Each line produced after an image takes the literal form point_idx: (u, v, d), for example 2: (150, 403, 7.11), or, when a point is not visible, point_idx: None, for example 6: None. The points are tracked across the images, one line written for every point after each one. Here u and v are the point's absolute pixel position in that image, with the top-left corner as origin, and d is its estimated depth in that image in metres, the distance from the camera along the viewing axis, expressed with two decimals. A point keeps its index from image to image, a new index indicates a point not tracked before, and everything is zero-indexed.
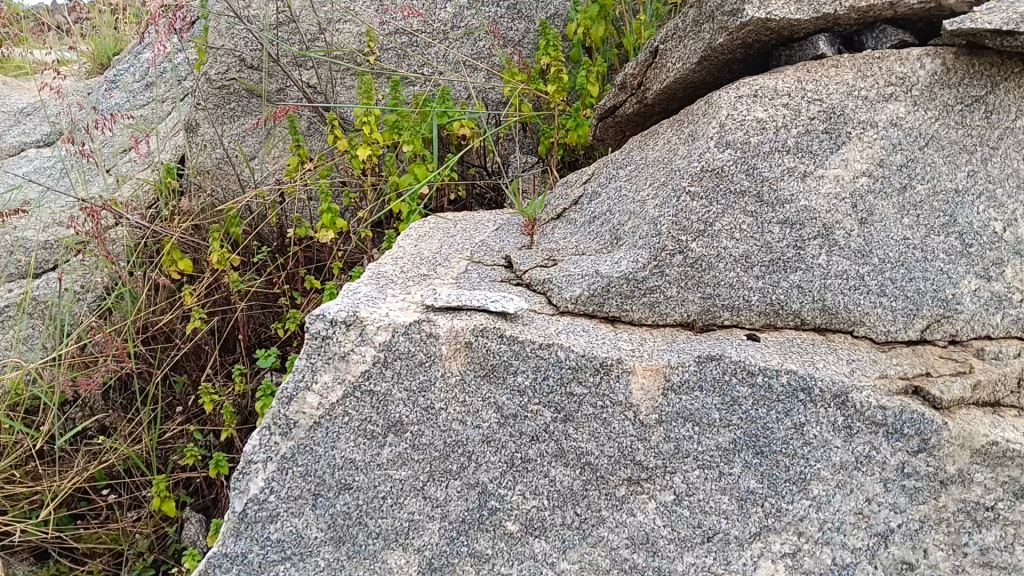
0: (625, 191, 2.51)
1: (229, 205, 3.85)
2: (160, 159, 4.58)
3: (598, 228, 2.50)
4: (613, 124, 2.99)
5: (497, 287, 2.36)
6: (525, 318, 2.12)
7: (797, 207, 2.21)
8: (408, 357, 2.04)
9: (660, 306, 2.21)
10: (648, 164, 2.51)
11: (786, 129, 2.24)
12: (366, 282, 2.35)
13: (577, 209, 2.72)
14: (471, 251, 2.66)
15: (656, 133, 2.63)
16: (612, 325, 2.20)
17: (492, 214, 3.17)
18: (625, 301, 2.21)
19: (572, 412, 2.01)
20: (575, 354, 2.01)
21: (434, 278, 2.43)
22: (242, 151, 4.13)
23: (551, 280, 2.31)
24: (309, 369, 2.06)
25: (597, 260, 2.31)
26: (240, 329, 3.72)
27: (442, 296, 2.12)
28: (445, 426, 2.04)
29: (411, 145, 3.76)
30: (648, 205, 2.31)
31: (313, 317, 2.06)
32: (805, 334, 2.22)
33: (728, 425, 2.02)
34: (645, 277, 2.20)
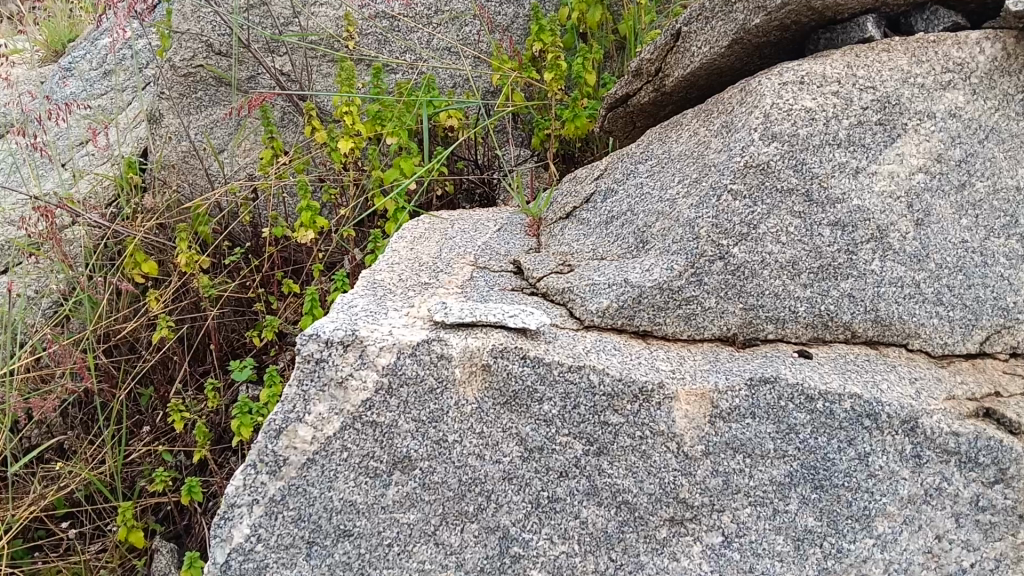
0: (648, 189, 2.26)
1: (197, 203, 3.53)
2: (121, 152, 4.25)
3: (618, 229, 2.25)
4: (623, 115, 2.72)
5: (509, 297, 2.10)
6: (548, 335, 1.86)
7: (849, 207, 1.97)
8: (417, 383, 1.76)
9: (697, 319, 1.96)
10: (673, 159, 2.25)
11: (837, 120, 1.98)
12: (362, 293, 2.08)
13: (590, 209, 2.45)
14: (474, 256, 2.39)
15: (679, 124, 2.38)
16: (644, 341, 1.95)
17: (491, 213, 2.88)
18: (658, 313, 1.96)
19: (607, 444, 1.75)
20: (611, 378, 1.75)
21: (437, 287, 2.16)
22: (210, 143, 3.80)
23: (571, 290, 2.05)
24: (302, 398, 1.78)
25: (623, 267, 2.06)
26: (211, 338, 3.41)
27: (453, 309, 1.84)
28: (460, 462, 1.76)
29: (396, 137, 3.46)
30: (680, 205, 2.06)
31: (304, 338, 1.78)
32: (856, 348, 1.99)
33: (784, 457, 1.77)
34: (681, 287, 1.95)
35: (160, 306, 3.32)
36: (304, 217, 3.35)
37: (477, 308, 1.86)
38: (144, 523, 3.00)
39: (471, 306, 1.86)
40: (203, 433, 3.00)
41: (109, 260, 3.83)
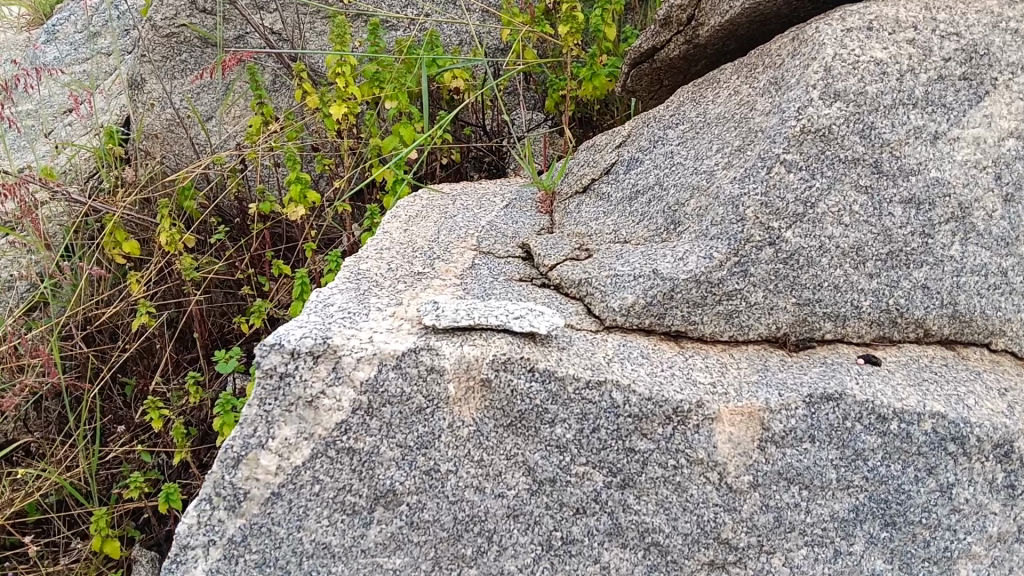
0: (680, 159, 1.91)
1: (180, 175, 3.21)
2: (103, 121, 3.93)
3: (645, 207, 1.92)
4: (649, 72, 2.37)
5: (516, 290, 1.78)
6: (561, 339, 1.54)
7: (926, 180, 1.63)
8: (401, 402, 1.46)
9: (740, 316, 1.63)
10: (710, 123, 1.91)
11: (912, 75, 1.63)
12: (342, 286, 1.77)
13: (610, 182, 2.12)
14: (478, 238, 2.07)
15: (716, 81, 2.03)
16: (676, 344, 1.63)
17: (498, 186, 2.55)
18: (693, 310, 1.62)
19: (633, 476, 1.44)
20: (637, 397, 1.42)
21: (432, 277, 1.85)
22: (194, 109, 3.47)
23: (588, 281, 1.72)
24: (265, 419, 1.48)
25: (651, 253, 1.73)
26: (196, 324, 3.12)
27: (447, 310, 1.52)
28: (454, 497, 1.46)
29: (395, 100, 3.11)
30: (720, 179, 1.71)
31: (263, 348, 1.47)
32: (931, 349, 1.66)
33: (849, 488, 1.46)
34: (722, 279, 1.61)
35: (141, 289, 3.03)
36: (295, 191, 3.03)
37: (475, 308, 1.54)
38: (121, 530, 2.74)
39: (468, 306, 1.54)
40: (182, 434, 2.73)
41: (89, 238, 3.54)
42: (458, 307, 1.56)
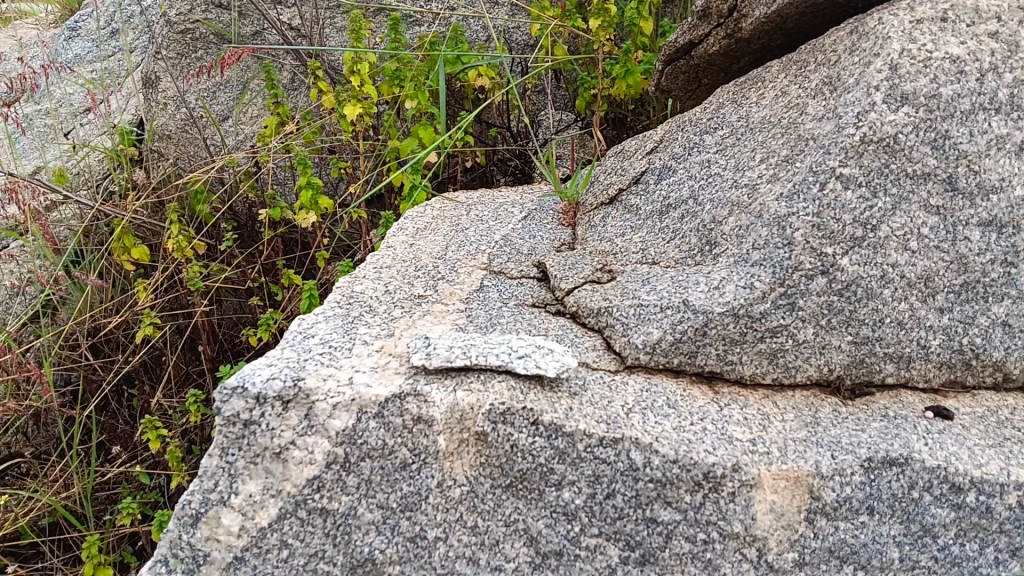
0: (717, 168, 1.66)
1: (189, 178, 3.01)
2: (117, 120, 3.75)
3: (675, 223, 1.68)
4: (686, 69, 2.12)
5: (528, 316, 1.57)
6: (574, 383, 1.31)
7: (1009, 199, 1.38)
8: (383, 456, 1.25)
9: (784, 355, 1.39)
10: (753, 128, 1.67)
11: (996, 74, 1.37)
12: (329, 313, 1.55)
13: (639, 193, 1.89)
14: (489, 255, 1.85)
15: (761, 79, 1.79)
16: (710, 388, 1.39)
17: (519, 194, 2.32)
18: (731, 349, 1.39)
19: (654, 551, 1.21)
20: (661, 458, 1.19)
21: (433, 301, 1.63)
22: (206, 108, 3.27)
23: (608, 311, 1.48)
24: (227, 472, 1.28)
25: (681, 278, 1.49)
26: (203, 336, 2.93)
27: (440, 348, 1.31)
28: (443, 570, 1.24)
29: (415, 99, 2.87)
30: (763, 194, 1.47)
31: (223, 392, 1.27)
32: (1012, 398, 1.43)
33: (914, 569, 1.25)
34: (766, 312, 1.37)
35: (145, 300, 2.84)
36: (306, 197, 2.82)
37: (473, 345, 1.33)
38: (116, 556, 2.58)
39: (465, 343, 1.33)
40: (177, 457, 2.54)
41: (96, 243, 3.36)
42: (453, 343, 1.34)
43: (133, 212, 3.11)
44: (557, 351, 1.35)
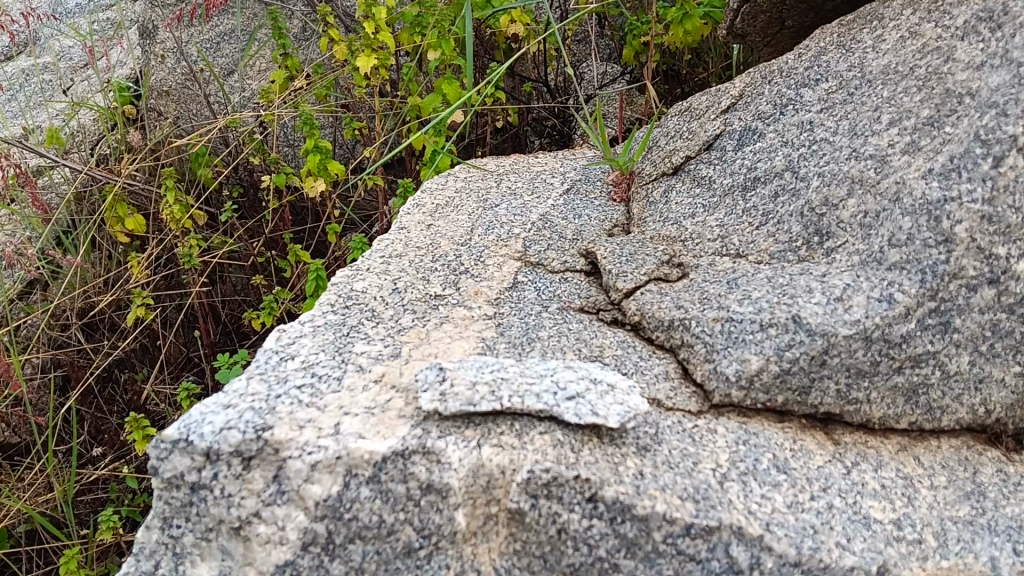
0: (823, 133, 1.27)
1: (187, 138, 2.57)
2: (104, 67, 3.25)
3: (765, 202, 1.29)
4: (768, 7, 1.70)
5: (576, 326, 1.20)
6: (644, 433, 0.96)
7: None
8: (380, 538, 0.90)
9: (927, 392, 1.03)
10: (872, 80, 1.27)
11: None
12: (319, 324, 1.19)
13: (713, 162, 1.49)
14: (525, 242, 1.47)
15: (874, 17, 1.39)
16: (829, 435, 1.03)
17: (562, 162, 1.93)
18: (855, 383, 1.02)
19: None
20: (775, 559, 0.84)
21: (455, 304, 1.27)
22: (206, 60, 2.76)
23: (684, 326, 1.11)
24: (171, 550, 0.94)
25: (784, 282, 1.11)
26: (201, 321, 2.53)
27: (457, 385, 0.95)
28: None
29: (439, 49, 2.40)
30: (899, 169, 1.09)
31: (160, 447, 0.92)
32: None
33: None
34: (907, 336, 1.00)
35: (136, 277, 2.39)
36: (311, 162, 2.39)
37: (506, 379, 0.97)
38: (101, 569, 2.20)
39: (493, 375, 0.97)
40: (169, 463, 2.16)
41: None
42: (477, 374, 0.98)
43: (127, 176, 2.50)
44: (620, 386, 0.99)
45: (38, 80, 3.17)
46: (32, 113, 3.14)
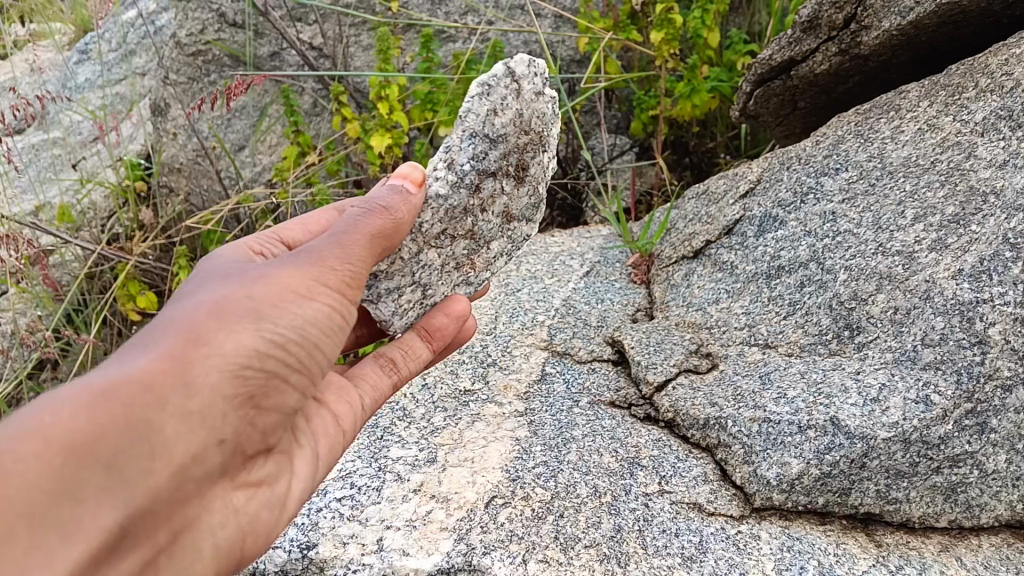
0: (847, 224, 1.28)
1: (202, 216, 2.53)
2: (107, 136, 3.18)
3: (795, 294, 1.29)
4: (781, 90, 1.67)
5: (610, 425, 1.18)
6: (688, 545, 0.97)
7: None
8: None
9: (966, 490, 1.02)
10: (893, 172, 1.29)
11: None
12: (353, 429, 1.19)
13: (733, 247, 1.47)
14: (550, 328, 1.46)
15: (893, 107, 1.39)
16: (869, 536, 1.03)
17: (580, 238, 1.92)
18: (895, 484, 1.02)
19: None
20: None
21: (485, 401, 1.27)
22: (217, 138, 2.64)
23: (721, 425, 1.10)
24: None
25: (821, 382, 1.10)
26: None
27: (413, 293, 1.07)
28: None
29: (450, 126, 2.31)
30: (927, 267, 1.11)
31: None
32: None
33: None
34: (947, 438, 1.00)
35: None
36: None
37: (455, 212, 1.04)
38: None
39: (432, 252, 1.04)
40: None
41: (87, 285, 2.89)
42: (495, 508, 1.02)
43: (139, 255, 2.47)
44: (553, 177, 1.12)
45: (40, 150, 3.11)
46: (32, 182, 3.06)
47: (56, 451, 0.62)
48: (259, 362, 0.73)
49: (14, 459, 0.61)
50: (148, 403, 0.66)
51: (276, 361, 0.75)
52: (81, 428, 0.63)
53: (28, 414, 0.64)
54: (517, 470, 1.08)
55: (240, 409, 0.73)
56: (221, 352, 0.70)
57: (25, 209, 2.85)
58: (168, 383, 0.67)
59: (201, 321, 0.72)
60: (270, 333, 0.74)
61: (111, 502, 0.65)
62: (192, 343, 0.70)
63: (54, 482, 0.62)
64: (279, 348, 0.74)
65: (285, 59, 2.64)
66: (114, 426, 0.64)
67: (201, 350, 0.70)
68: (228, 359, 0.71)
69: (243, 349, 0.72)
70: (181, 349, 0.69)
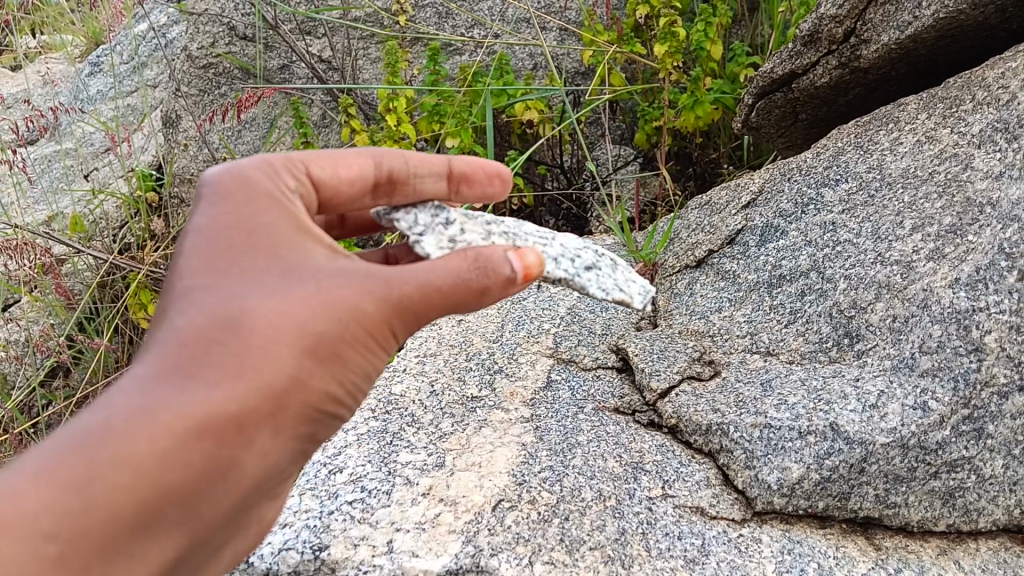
0: (847, 234, 1.31)
1: None
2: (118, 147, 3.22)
3: (795, 303, 1.31)
4: (783, 103, 1.70)
5: (614, 431, 1.20)
6: (690, 548, 0.99)
7: None
8: None
9: (963, 495, 1.04)
10: (891, 183, 1.31)
11: None
12: (363, 434, 1.22)
13: (735, 256, 1.50)
14: (556, 336, 1.48)
15: (892, 120, 1.42)
16: (868, 540, 1.05)
17: None
18: (893, 489, 1.04)
19: None
20: None
21: (492, 407, 1.29)
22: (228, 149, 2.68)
23: (722, 431, 1.13)
24: None
25: (820, 389, 1.12)
26: None
27: None
28: None
29: (457, 137, 2.34)
30: (924, 276, 1.14)
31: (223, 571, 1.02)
32: None
33: None
34: (944, 443, 1.02)
35: None
36: None
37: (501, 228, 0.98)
38: None
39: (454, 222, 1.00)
40: None
41: None
42: (502, 511, 1.04)
43: (150, 264, 2.50)
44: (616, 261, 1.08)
45: (52, 161, 3.15)
46: (44, 193, 3.10)
47: (143, 491, 0.65)
48: (322, 411, 0.76)
49: (104, 494, 0.64)
50: (228, 451, 0.70)
51: (334, 404, 0.78)
52: (169, 477, 0.66)
53: (115, 438, 0.65)
54: (523, 475, 1.10)
55: (295, 445, 0.77)
56: (296, 407, 0.74)
57: (37, 220, 2.89)
58: (248, 434, 0.71)
59: (288, 370, 0.72)
60: (337, 384, 0.77)
61: (176, 532, 0.70)
62: (276, 399, 0.72)
63: (136, 519, 0.66)
64: (339, 398, 0.78)
65: (294, 71, 2.67)
66: (198, 477, 0.68)
67: (282, 405, 0.72)
68: (300, 410, 0.74)
69: (312, 400, 0.75)
70: (264, 402, 0.71)
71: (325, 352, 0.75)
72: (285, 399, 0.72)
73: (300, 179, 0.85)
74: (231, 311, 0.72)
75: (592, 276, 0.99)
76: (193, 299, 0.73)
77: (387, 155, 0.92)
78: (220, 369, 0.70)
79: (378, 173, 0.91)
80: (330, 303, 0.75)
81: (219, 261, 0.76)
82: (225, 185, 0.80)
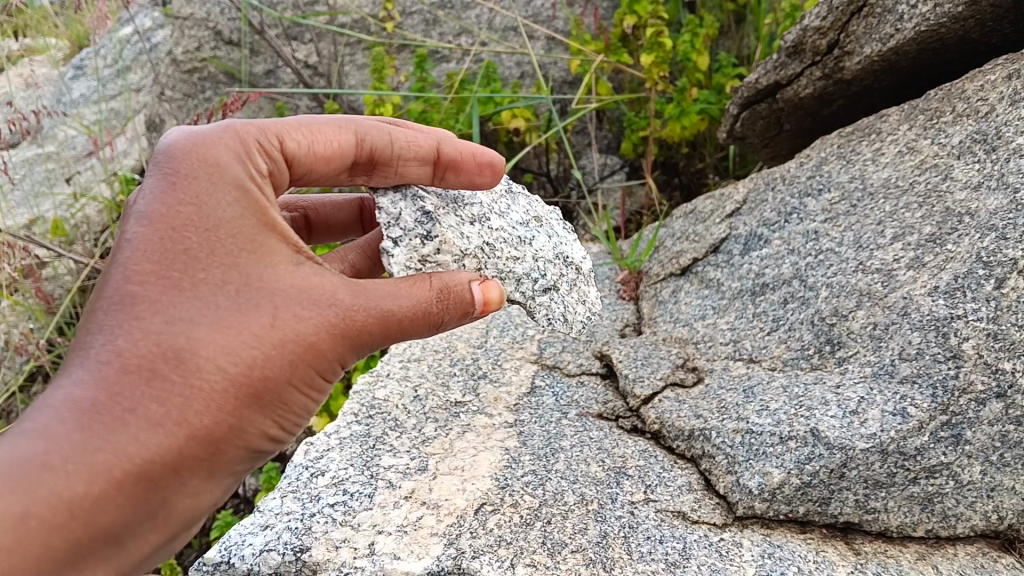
0: (829, 243, 1.32)
1: None
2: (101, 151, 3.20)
3: (779, 311, 1.32)
4: (767, 113, 1.72)
5: (597, 436, 1.21)
6: (671, 551, 1.00)
7: None
8: None
9: (942, 501, 1.05)
10: (873, 193, 1.33)
11: None
12: (346, 438, 1.22)
13: (719, 264, 1.51)
14: (540, 342, 1.49)
15: (873, 131, 1.43)
16: (848, 545, 1.06)
17: None
18: (873, 494, 1.05)
19: None
20: None
21: (475, 412, 1.29)
22: None
23: (705, 436, 1.13)
24: None
25: (802, 396, 1.13)
26: None
27: None
28: None
29: None
30: (905, 284, 1.15)
31: (202, 570, 1.02)
32: None
33: None
34: (924, 448, 1.03)
35: None
36: None
37: (484, 241, 1.07)
38: None
39: (442, 217, 1.02)
40: None
41: None
42: (484, 514, 1.04)
43: None
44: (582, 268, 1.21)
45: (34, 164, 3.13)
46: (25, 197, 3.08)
47: (73, 531, 0.71)
48: (256, 451, 0.81)
49: (37, 533, 0.70)
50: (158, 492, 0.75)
51: (272, 440, 0.83)
52: (99, 520, 0.72)
53: (50, 475, 0.71)
54: (506, 478, 1.11)
55: (230, 481, 0.82)
56: (230, 452, 0.79)
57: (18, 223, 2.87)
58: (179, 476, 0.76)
59: (226, 418, 0.77)
60: (274, 426, 0.82)
61: (105, 563, 0.76)
62: (213, 445, 0.77)
63: (63, 555, 0.72)
64: (277, 436, 0.83)
65: (280, 77, 2.67)
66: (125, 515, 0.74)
67: (216, 451, 0.77)
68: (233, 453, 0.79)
69: (248, 442, 0.80)
70: (199, 450, 0.76)
71: (267, 392, 0.79)
72: (220, 446, 0.78)
73: (274, 156, 0.86)
74: (174, 342, 0.76)
75: (545, 301, 1.13)
76: (137, 315, 0.76)
77: (371, 131, 0.93)
78: (158, 411, 0.74)
79: (359, 151, 0.92)
80: (279, 342, 0.79)
81: (170, 270, 0.78)
82: (188, 166, 0.81)
